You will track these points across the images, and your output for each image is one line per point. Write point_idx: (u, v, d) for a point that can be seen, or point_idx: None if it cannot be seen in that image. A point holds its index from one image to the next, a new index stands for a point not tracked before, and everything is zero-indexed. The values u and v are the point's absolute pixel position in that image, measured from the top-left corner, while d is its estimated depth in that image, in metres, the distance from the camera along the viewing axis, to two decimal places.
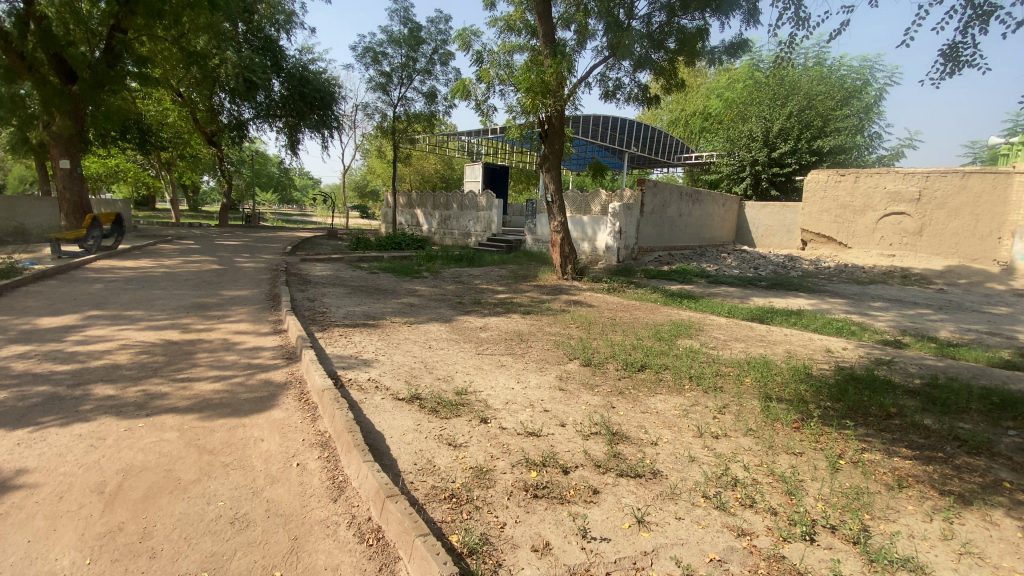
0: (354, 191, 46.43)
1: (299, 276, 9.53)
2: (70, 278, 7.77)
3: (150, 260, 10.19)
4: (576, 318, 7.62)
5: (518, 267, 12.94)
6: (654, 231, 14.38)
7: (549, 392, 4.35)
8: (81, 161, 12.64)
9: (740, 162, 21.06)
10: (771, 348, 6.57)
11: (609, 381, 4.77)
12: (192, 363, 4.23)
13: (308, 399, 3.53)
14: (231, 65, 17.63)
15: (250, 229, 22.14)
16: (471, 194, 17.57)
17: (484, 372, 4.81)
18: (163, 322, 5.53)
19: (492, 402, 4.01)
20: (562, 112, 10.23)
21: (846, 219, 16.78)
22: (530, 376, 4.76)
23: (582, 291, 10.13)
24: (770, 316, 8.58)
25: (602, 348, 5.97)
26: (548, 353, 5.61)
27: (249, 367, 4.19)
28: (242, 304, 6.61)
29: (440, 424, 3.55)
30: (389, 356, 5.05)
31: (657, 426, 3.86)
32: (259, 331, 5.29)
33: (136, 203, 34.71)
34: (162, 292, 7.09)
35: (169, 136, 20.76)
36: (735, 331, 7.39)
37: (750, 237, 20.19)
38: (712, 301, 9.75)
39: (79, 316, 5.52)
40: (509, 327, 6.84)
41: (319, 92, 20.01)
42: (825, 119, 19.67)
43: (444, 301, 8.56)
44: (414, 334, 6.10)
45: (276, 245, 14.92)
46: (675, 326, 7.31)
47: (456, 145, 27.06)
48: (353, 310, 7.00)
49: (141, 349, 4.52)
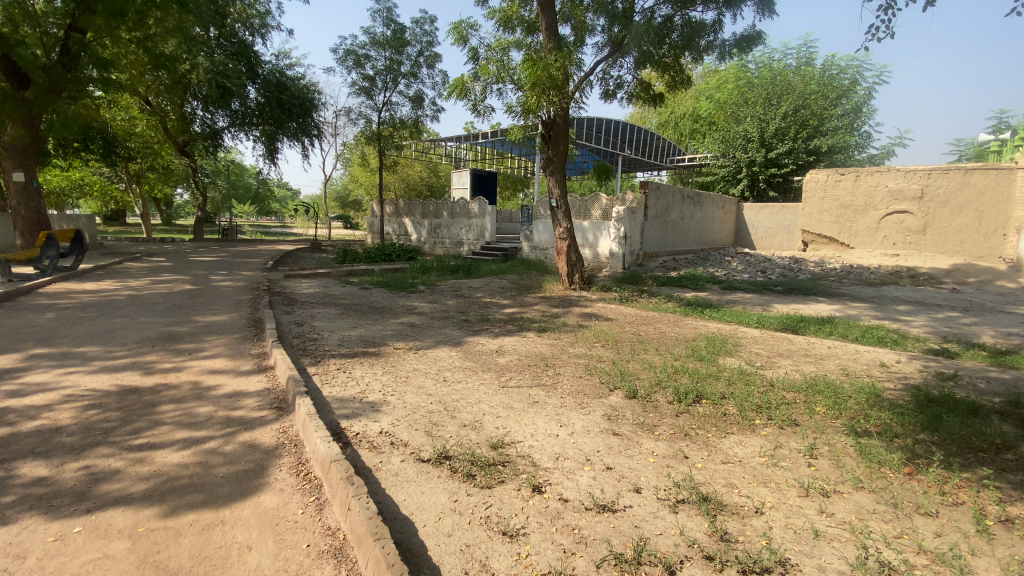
0: (336, 202, 45.27)
1: (284, 295, 8.56)
2: (16, 305, 6.71)
3: (113, 281, 9.13)
4: (598, 334, 6.82)
5: (519, 277, 12.14)
6: (657, 235, 13.72)
7: (603, 439, 3.55)
8: (37, 174, 11.45)
9: (736, 162, 20.71)
10: (823, 367, 5.84)
11: (666, 421, 3.96)
12: (154, 419, 3.30)
13: (309, 472, 2.66)
14: (203, 70, 16.58)
15: (227, 243, 20.95)
16: (462, 201, 16.75)
17: (516, 413, 3.97)
18: (123, 360, 4.58)
19: (539, 457, 3.20)
20: (566, 111, 9.51)
21: (848, 219, 16.35)
22: (572, 416, 3.95)
23: (594, 302, 9.34)
24: (803, 325, 7.90)
25: (639, 373, 5.17)
26: (582, 383, 4.78)
27: (228, 423, 3.28)
28: (219, 334, 5.67)
29: (484, 498, 2.72)
30: (400, 396, 4.17)
31: (752, 486, 3.08)
32: (240, 370, 4.37)
33: (105, 217, 33.15)
34: (125, 320, 6.11)
35: (137, 146, 19.50)
36: (774, 346, 6.66)
37: (749, 240, 19.72)
38: (734, 309, 9.09)
39: (18, 356, 4.54)
40: (528, 349, 6.01)
41: (297, 99, 19.05)
42: (819, 118, 19.33)
43: (448, 319, 7.71)
44: (423, 363, 5.23)
45: (256, 260, 13.89)
46: (710, 342, 6.57)
47: (441, 152, 26.25)
48: (348, 335, 6.10)
49: (90, 401, 3.57)
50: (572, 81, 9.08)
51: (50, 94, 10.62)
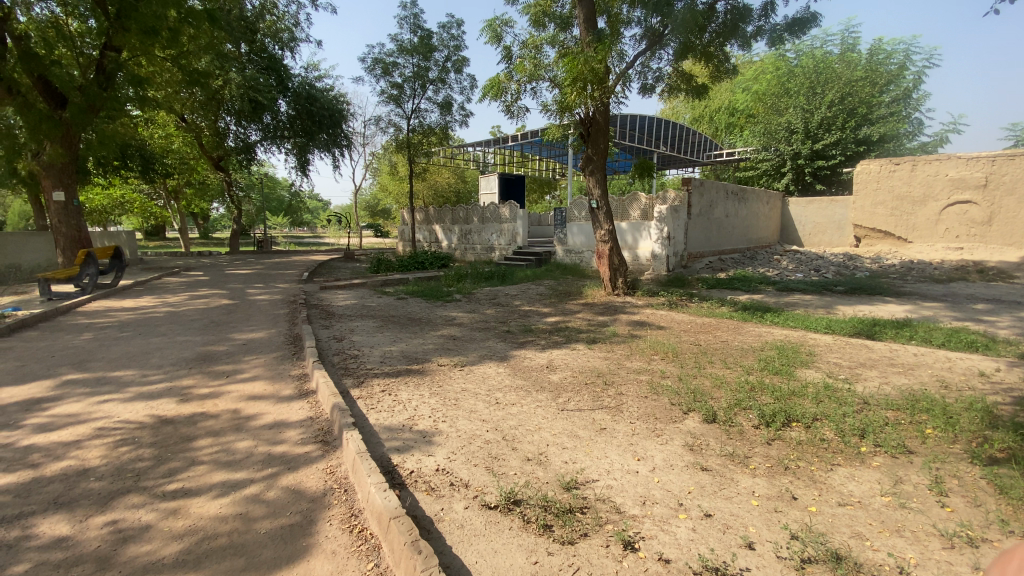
0: (365, 211, 45.80)
1: (321, 308, 8.34)
2: (57, 326, 6.65)
3: (152, 298, 9.10)
4: (654, 345, 6.29)
5: (556, 282, 11.67)
6: (702, 234, 13.03)
7: (692, 477, 3.08)
8: (77, 192, 11.63)
9: (779, 156, 19.74)
10: (917, 378, 5.17)
11: (760, 450, 3.45)
12: (190, 458, 2.99)
13: (364, 529, 2.28)
14: (235, 86, 16.78)
15: (262, 255, 21.22)
16: (493, 206, 16.40)
17: (584, 443, 3.52)
18: (159, 385, 4.34)
19: (623, 502, 2.76)
20: (607, 107, 9.05)
21: (905, 211, 15.25)
22: (648, 447, 3.48)
23: (640, 308, 8.78)
24: (879, 330, 7.16)
25: (711, 392, 4.65)
26: (650, 405, 4.30)
27: (269, 462, 2.93)
28: (257, 353, 5.40)
29: (568, 559, 2.28)
30: (452, 422, 3.77)
31: (885, 537, 2.56)
32: (280, 395, 4.07)
33: (147, 233, 34.33)
34: (162, 340, 5.94)
35: (175, 163, 19.92)
36: (853, 355, 6.00)
37: (795, 236, 18.62)
38: (795, 313, 8.39)
39: (52, 383, 4.35)
40: (581, 364, 5.55)
41: (327, 110, 19.14)
42: (868, 105, 18.27)
43: (489, 330, 7.31)
44: (471, 381, 4.83)
45: (291, 272, 13.87)
46: (781, 352, 5.97)
47: (470, 157, 26.06)
48: (390, 351, 5.77)
49: (122, 436, 3.29)
50: (612, 75, 8.55)
51: (87, 113, 10.75)
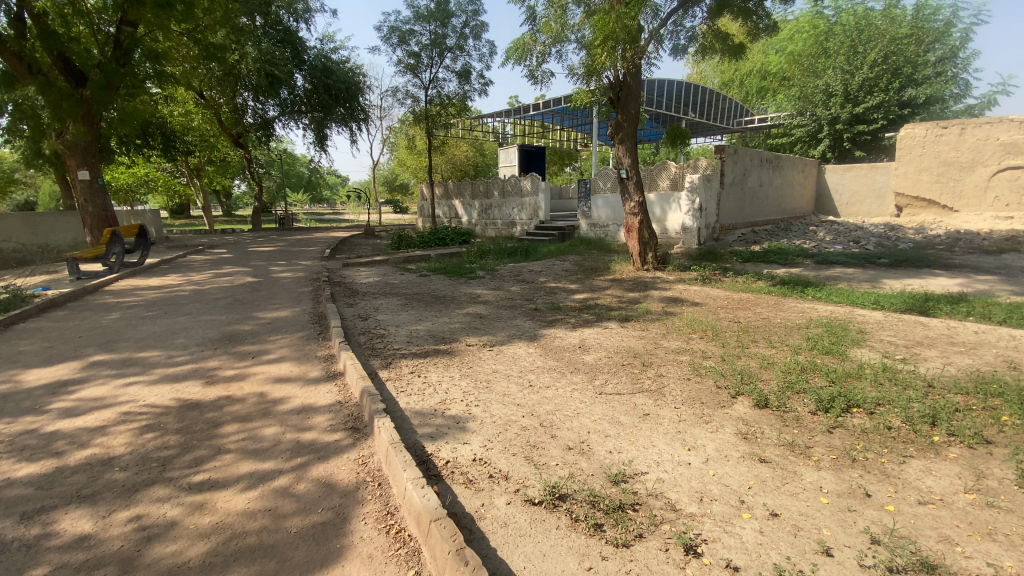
0: (384, 186, 45.58)
1: (345, 286, 8.20)
2: (85, 305, 6.64)
3: (177, 276, 9.09)
4: (691, 322, 5.97)
5: (582, 258, 11.32)
6: (735, 205, 12.46)
7: (750, 470, 2.84)
8: (101, 171, 11.64)
9: (816, 121, 18.69)
10: (982, 359, 4.76)
11: (821, 440, 3.21)
12: (216, 446, 2.86)
13: (402, 530, 2.09)
14: (252, 60, 16.55)
15: (284, 232, 21.28)
16: (514, 179, 15.98)
17: (628, 429, 3.29)
18: (184, 367, 4.25)
19: (678, 498, 2.54)
20: (638, 70, 8.54)
21: (951, 178, 14.29)
22: (698, 435, 3.24)
23: (672, 284, 8.41)
24: (933, 306, 6.69)
25: (760, 373, 4.36)
26: (695, 388, 4.03)
27: (298, 451, 2.78)
28: (282, 332, 5.28)
29: (624, 565, 2.07)
30: (486, 407, 3.57)
31: (977, 541, 2.28)
32: (307, 377, 3.92)
33: (173, 211, 34.82)
34: (187, 319, 5.87)
35: (195, 140, 19.88)
36: (907, 334, 5.60)
37: (831, 206, 17.69)
38: (838, 288, 7.94)
39: (78, 365, 4.29)
40: (615, 342, 5.28)
41: (344, 83, 18.78)
42: (913, 64, 17.12)
43: (516, 307, 7.07)
44: (502, 362, 4.63)
45: (312, 249, 13.80)
46: (829, 331, 5.60)
47: (489, 128, 25.44)
48: (416, 330, 5.60)
49: (147, 421, 3.18)
50: (644, 34, 7.99)
51: (107, 91, 10.62)
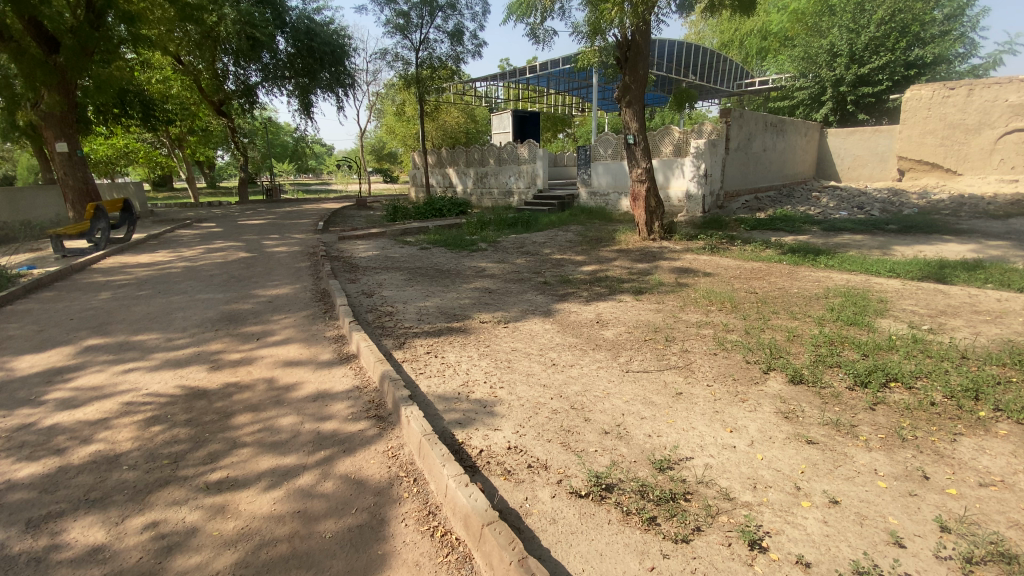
0: (372, 155, 44.24)
1: (344, 260, 7.88)
2: (73, 285, 6.31)
3: (167, 252, 8.71)
4: (708, 293, 5.79)
5: (584, 228, 11.06)
6: (739, 171, 12.18)
7: (799, 453, 2.74)
8: (79, 142, 11.01)
9: (819, 83, 18.26)
10: (1010, 327, 4.66)
11: (865, 419, 3.13)
12: (231, 439, 2.66)
13: (448, 533, 1.93)
14: (231, 22, 15.67)
15: (273, 204, 20.67)
16: (510, 146, 15.49)
17: (663, 409, 3.13)
18: (186, 350, 4.01)
19: (731, 486, 2.41)
20: (647, 28, 8.11)
21: (956, 141, 14.08)
22: (737, 415, 3.10)
23: (681, 254, 8.20)
24: (949, 273, 6.58)
25: (788, 347, 4.22)
26: (726, 363, 3.87)
27: (320, 444, 2.58)
28: (285, 311, 5.02)
29: (687, 563, 1.93)
30: (511, 388, 3.37)
31: None
32: (318, 360, 3.71)
33: (155, 183, 33.74)
34: (183, 298, 5.58)
35: (175, 108, 18.99)
36: (929, 303, 5.48)
37: (832, 171, 17.44)
38: (850, 256, 7.80)
39: (71, 351, 4.03)
40: (633, 315, 5.10)
41: (328, 46, 17.84)
42: (921, 22, 16.61)
43: (524, 281, 6.84)
44: (520, 339, 4.44)
45: (304, 221, 13.36)
46: (851, 301, 5.47)
47: (481, 93, 24.60)
48: (425, 307, 5.38)
49: (153, 412, 2.97)
50: None
51: (82, 56, 9.99)
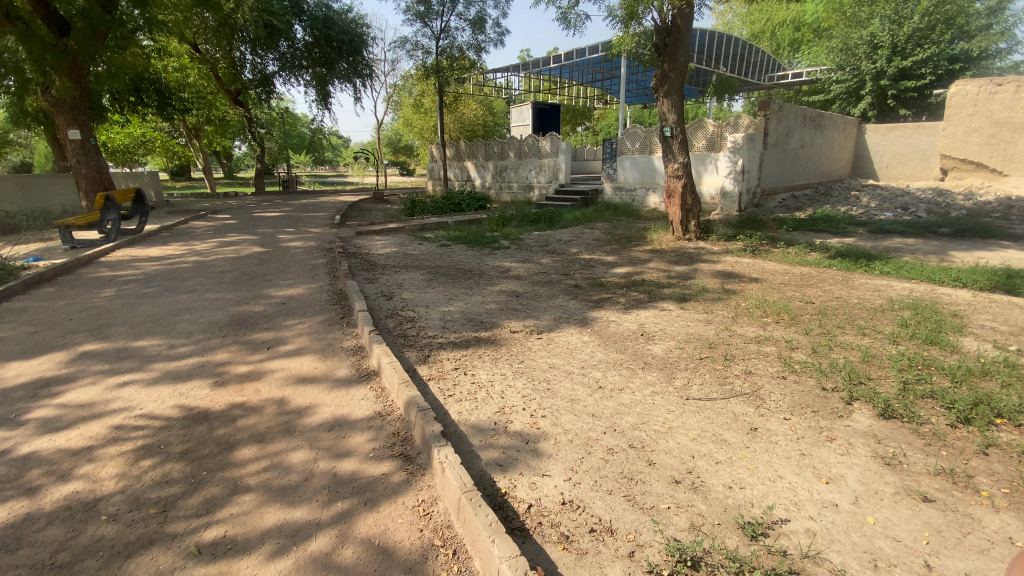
0: (388, 148, 44.00)
1: (361, 257, 7.47)
2: (77, 280, 5.98)
3: (178, 245, 8.37)
4: (760, 302, 5.26)
5: (611, 225, 10.52)
6: (776, 167, 11.53)
7: (916, 516, 2.24)
8: (93, 130, 10.74)
9: (858, 76, 17.36)
10: None
11: (981, 466, 2.62)
12: (231, 481, 2.23)
13: None
14: (248, 9, 15.35)
15: (290, 196, 20.45)
16: (532, 138, 14.98)
17: (740, 451, 2.64)
18: (188, 360, 3.60)
19: (847, 564, 1.93)
20: (689, 14, 7.56)
21: (1002, 140, 13.17)
22: (827, 459, 2.61)
23: (719, 256, 7.66)
24: (1020, 283, 5.96)
25: (868, 370, 3.69)
26: (800, 391, 3.35)
27: (337, 492, 2.14)
28: (299, 316, 4.61)
29: None
30: (555, 418, 2.90)
31: None
32: (335, 378, 3.27)
33: (173, 173, 33.83)
34: (191, 297, 5.21)
35: (191, 97, 18.77)
36: (1009, 319, 4.90)
37: (870, 169, 16.60)
38: (905, 261, 7.18)
39: (65, 358, 3.66)
40: (680, 327, 4.59)
41: (347, 35, 17.35)
42: (966, 15, 15.77)
43: (554, 284, 6.36)
44: (558, 353, 3.97)
45: (320, 214, 13.01)
46: (922, 314, 4.89)
47: (500, 84, 24.04)
48: (450, 312, 4.93)
49: (144, 441, 2.55)
50: None
51: (93, 41, 9.67)
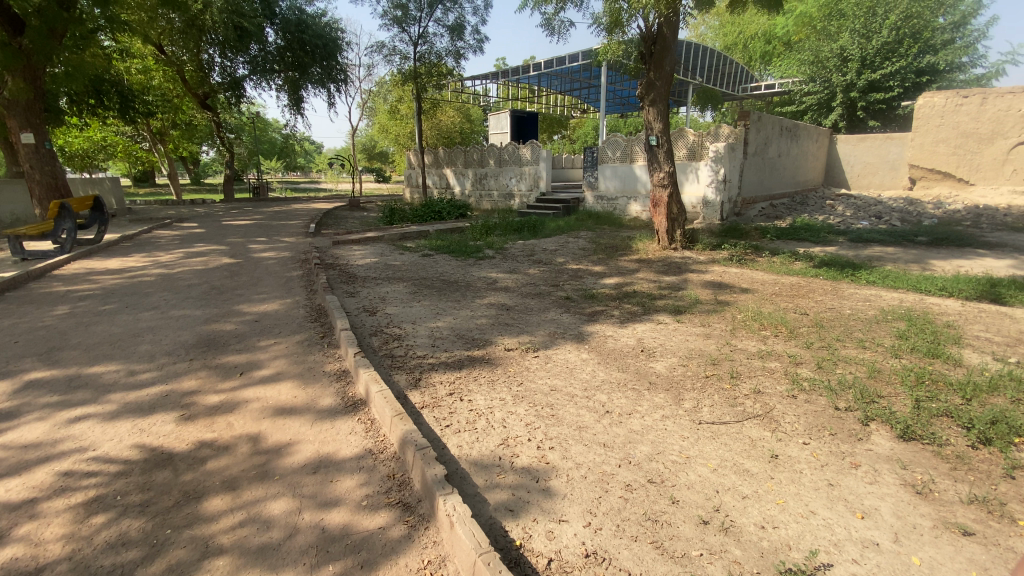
0: (362, 155, 43.31)
1: (340, 269, 7.10)
2: (25, 296, 5.47)
3: (140, 257, 7.83)
4: (756, 315, 5.13)
5: (595, 234, 10.38)
6: (756, 176, 11.64)
7: (959, 553, 2.08)
8: (48, 134, 10.06)
9: (828, 88, 17.84)
10: None
11: (1012, 492, 2.49)
12: (201, 541, 1.92)
13: None
14: (217, 11, 14.79)
15: (261, 204, 19.77)
16: (512, 146, 14.84)
17: (766, 483, 2.45)
18: (150, 389, 3.22)
19: None
20: (675, 22, 7.50)
21: (968, 150, 13.66)
22: (857, 489, 2.45)
23: (707, 265, 7.58)
24: (1004, 292, 6.02)
25: (877, 387, 3.56)
26: (814, 413, 3.19)
27: (327, 553, 1.85)
28: (275, 335, 4.26)
29: None
30: (565, 450, 2.66)
31: None
32: (318, 409, 2.95)
33: (136, 179, 32.48)
34: (155, 315, 4.79)
35: (156, 100, 17.99)
36: (1001, 329, 4.89)
37: (841, 178, 17.01)
38: (889, 270, 7.22)
39: (6, 388, 3.23)
40: (681, 342, 4.41)
41: (321, 39, 16.89)
42: (930, 30, 16.41)
43: (544, 296, 6.13)
44: (558, 373, 3.73)
45: (294, 223, 12.51)
46: (919, 325, 4.84)
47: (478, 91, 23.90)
48: (438, 329, 4.64)
49: (97, 492, 2.20)
50: None
51: (49, 40, 9.07)
